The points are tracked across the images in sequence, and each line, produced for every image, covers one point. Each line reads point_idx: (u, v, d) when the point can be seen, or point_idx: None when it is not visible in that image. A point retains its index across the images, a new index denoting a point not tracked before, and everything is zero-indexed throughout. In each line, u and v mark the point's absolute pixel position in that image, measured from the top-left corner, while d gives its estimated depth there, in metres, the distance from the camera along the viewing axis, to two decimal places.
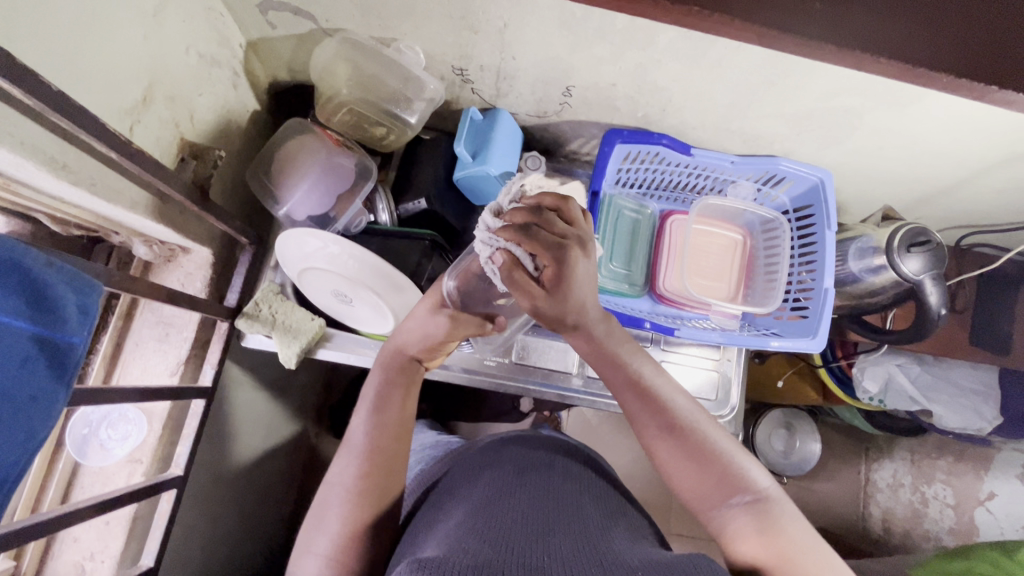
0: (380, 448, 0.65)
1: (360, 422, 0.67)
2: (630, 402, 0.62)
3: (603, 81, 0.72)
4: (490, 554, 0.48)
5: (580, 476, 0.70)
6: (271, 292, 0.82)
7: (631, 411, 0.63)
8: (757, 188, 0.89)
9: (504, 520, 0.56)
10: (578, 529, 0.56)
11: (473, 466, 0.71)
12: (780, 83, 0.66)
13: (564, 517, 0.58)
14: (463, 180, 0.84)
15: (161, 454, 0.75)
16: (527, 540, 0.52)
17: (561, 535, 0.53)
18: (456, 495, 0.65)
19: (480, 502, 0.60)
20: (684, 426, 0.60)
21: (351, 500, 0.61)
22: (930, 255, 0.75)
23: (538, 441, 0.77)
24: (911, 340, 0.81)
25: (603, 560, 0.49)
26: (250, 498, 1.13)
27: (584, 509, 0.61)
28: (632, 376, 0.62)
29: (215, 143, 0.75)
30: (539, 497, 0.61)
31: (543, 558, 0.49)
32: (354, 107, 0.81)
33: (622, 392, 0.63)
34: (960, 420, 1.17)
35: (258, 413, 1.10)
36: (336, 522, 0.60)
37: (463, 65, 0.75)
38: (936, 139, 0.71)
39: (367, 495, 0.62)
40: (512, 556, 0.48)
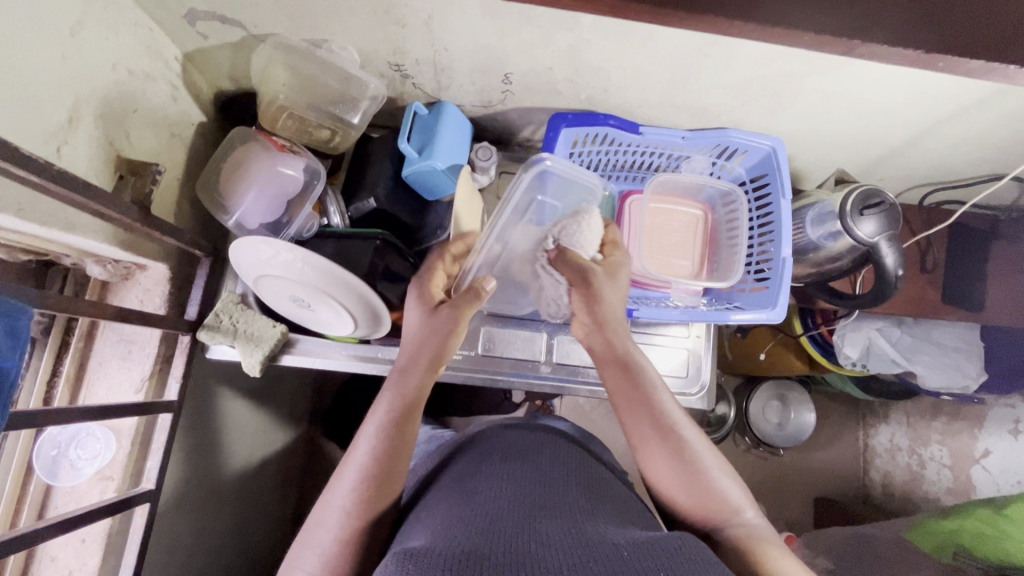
0: (382, 475, 0.61)
1: (365, 442, 0.64)
2: (635, 416, 0.67)
3: (539, 66, 0.72)
4: (476, 541, 0.49)
5: (565, 461, 0.69)
6: (231, 301, 0.83)
7: (636, 428, 0.67)
8: (713, 161, 0.88)
9: (493, 509, 0.56)
10: (564, 510, 0.56)
11: (475, 453, 0.72)
12: (711, 54, 0.65)
13: (548, 501, 0.58)
14: (412, 178, 0.82)
15: (133, 470, 0.76)
16: (513, 524, 0.53)
17: (547, 519, 0.54)
18: (454, 483, 0.65)
19: (471, 494, 0.60)
20: (689, 450, 0.64)
21: (349, 522, 0.59)
22: (884, 216, 0.74)
23: (534, 427, 0.79)
24: (873, 303, 0.80)
25: (591, 540, 0.50)
26: (247, 505, 1.15)
27: (569, 493, 0.61)
28: (642, 394, 0.68)
29: (160, 159, 0.75)
30: (528, 483, 0.61)
31: (530, 542, 0.50)
32: (295, 112, 0.80)
33: (630, 409, 0.68)
34: (942, 380, 1.17)
35: (243, 422, 1.11)
36: (326, 540, 0.58)
37: (398, 61, 0.74)
38: (880, 98, 0.70)
39: (375, 489, 0.61)
40: (501, 545, 0.49)
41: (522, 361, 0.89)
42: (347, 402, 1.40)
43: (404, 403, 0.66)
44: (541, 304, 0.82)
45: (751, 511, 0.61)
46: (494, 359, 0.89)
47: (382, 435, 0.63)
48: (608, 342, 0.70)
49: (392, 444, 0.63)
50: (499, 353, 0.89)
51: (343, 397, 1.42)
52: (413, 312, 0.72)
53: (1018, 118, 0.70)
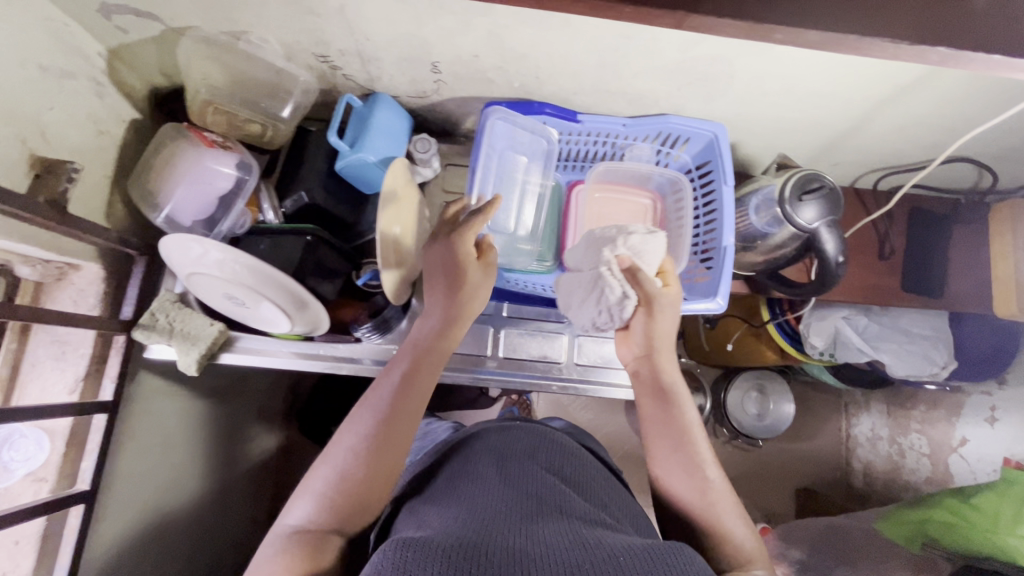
0: (395, 416, 0.62)
1: (388, 386, 0.65)
2: (660, 435, 0.69)
3: (464, 54, 0.70)
4: (471, 540, 0.49)
5: (559, 467, 0.68)
6: (168, 300, 0.82)
7: (662, 458, 0.68)
8: (657, 149, 0.86)
9: (488, 512, 0.56)
10: (558, 513, 0.56)
11: (468, 455, 0.70)
12: (634, 37, 0.63)
13: (544, 503, 0.57)
14: (346, 171, 0.80)
15: (68, 472, 0.76)
16: (513, 526, 0.53)
17: (544, 522, 0.53)
18: (461, 479, 0.64)
19: (469, 498, 0.59)
20: (713, 491, 0.64)
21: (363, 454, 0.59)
22: (824, 200, 0.72)
23: (523, 425, 0.77)
24: (820, 290, 0.78)
25: (585, 543, 0.49)
26: (216, 503, 1.15)
27: (566, 495, 0.60)
28: (672, 416, 0.69)
29: (86, 158, 0.74)
30: (530, 487, 0.60)
31: (527, 543, 0.49)
32: (220, 106, 0.77)
33: (658, 428, 0.70)
34: (910, 368, 1.15)
35: (206, 422, 1.11)
36: (341, 465, 0.59)
37: (323, 52, 0.73)
38: (815, 80, 0.68)
39: (394, 421, 0.62)
40: (497, 545, 0.49)
41: (469, 356, 0.88)
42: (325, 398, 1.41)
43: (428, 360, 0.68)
44: (587, 314, 0.76)
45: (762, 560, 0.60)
46: None
47: (404, 385, 0.65)
48: (656, 370, 0.73)
49: (410, 393, 0.64)
50: None
51: (318, 394, 1.43)
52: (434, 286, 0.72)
53: (958, 96, 0.68)
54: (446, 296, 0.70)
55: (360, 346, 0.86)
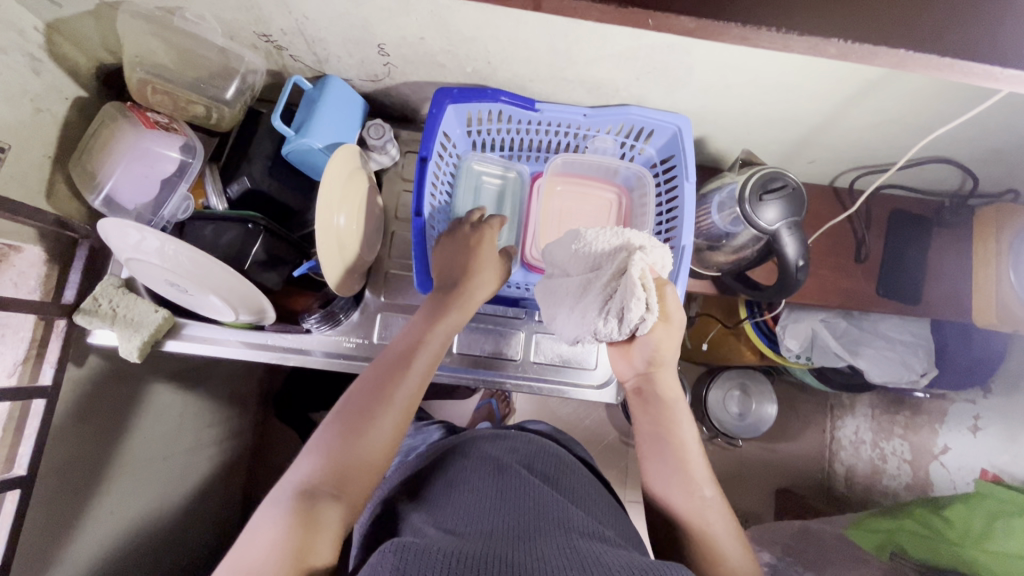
0: (390, 367, 0.64)
1: (386, 349, 0.68)
2: (652, 448, 0.69)
3: (409, 36, 0.66)
4: (474, 552, 0.49)
5: (559, 486, 0.66)
6: (112, 286, 0.80)
7: (655, 469, 0.67)
8: (622, 142, 0.82)
9: (484, 525, 0.56)
10: (554, 527, 0.55)
11: (465, 463, 0.69)
12: (582, 22, 0.59)
13: (542, 518, 0.57)
14: (291, 156, 0.76)
15: (7, 456, 0.75)
16: (513, 541, 0.52)
17: (541, 539, 0.53)
18: (467, 485, 0.64)
19: (467, 509, 0.59)
20: (701, 506, 0.63)
21: (358, 406, 0.61)
22: (785, 201, 0.69)
23: (526, 438, 0.76)
24: (778, 297, 0.75)
25: (582, 558, 0.49)
26: (185, 487, 1.15)
27: (565, 510, 0.59)
28: (666, 428, 0.69)
29: (21, 136, 0.71)
30: (530, 500, 0.60)
31: (526, 557, 0.49)
32: (161, 86, 0.75)
33: (651, 442, 0.70)
34: (888, 374, 1.11)
35: (172, 406, 1.10)
36: (337, 420, 0.60)
37: (264, 31, 0.69)
38: (779, 72, 0.64)
39: (386, 402, 0.61)
40: (495, 558, 0.49)
41: None
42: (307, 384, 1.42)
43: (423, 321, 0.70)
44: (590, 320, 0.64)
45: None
46: None
47: (398, 344, 0.67)
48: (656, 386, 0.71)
49: (405, 347, 0.67)
50: None
51: (297, 381, 1.44)
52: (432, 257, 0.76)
53: (931, 93, 0.63)
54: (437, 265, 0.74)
55: (310, 338, 0.84)
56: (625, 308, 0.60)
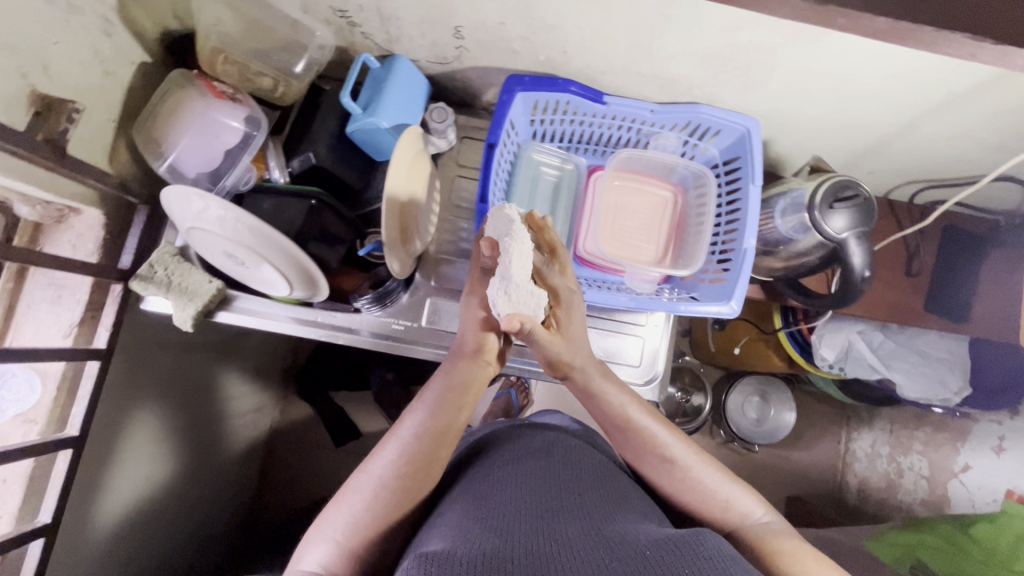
0: (423, 458, 0.62)
1: (414, 421, 0.65)
2: (626, 443, 0.69)
3: (489, 19, 0.66)
4: (496, 542, 0.50)
5: (580, 462, 0.67)
6: (168, 253, 0.80)
7: (631, 456, 0.69)
8: (685, 140, 0.82)
9: (503, 505, 0.56)
10: (580, 511, 0.56)
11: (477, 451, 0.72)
12: (674, 16, 0.58)
13: (563, 501, 0.58)
14: (357, 134, 0.77)
15: (60, 415, 0.76)
16: (535, 526, 0.53)
17: (563, 521, 0.54)
18: (474, 477, 0.65)
19: (480, 492, 0.60)
20: (688, 469, 0.66)
21: (383, 497, 0.59)
22: (855, 211, 0.68)
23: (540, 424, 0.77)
24: (839, 305, 0.75)
25: (610, 541, 0.51)
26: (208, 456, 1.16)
27: (585, 493, 0.60)
28: (620, 417, 0.70)
29: (90, 98, 0.71)
30: (544, 483, 0.60)
31: (552, 544, 0.50)
32: (231, 55, 0.75)
33: (616, 435, 0.70)
34: (923, 390, 1.10)
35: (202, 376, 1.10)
36: (360, 509, 0.58)
37: (341, 6, 0.69)
38: (862, 78, 0.63)
39: (405, 478, 0.60)
40: (519, 544, 0.50)
41: None
42: (333, 364, 1.44)
43: (455, 394, 0.67)
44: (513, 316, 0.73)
45: (762, 512, 0.63)
46: (437, 332, 0.85)
47: (428, 422, 0.64)
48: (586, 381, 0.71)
49: (437, 431, 0.64)
50: (444, 326, 0.85)
51: (321, 359, 1.44)
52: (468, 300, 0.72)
53: (1016, 108, 0.63)
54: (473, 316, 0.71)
55: (359, 318, 0.84)
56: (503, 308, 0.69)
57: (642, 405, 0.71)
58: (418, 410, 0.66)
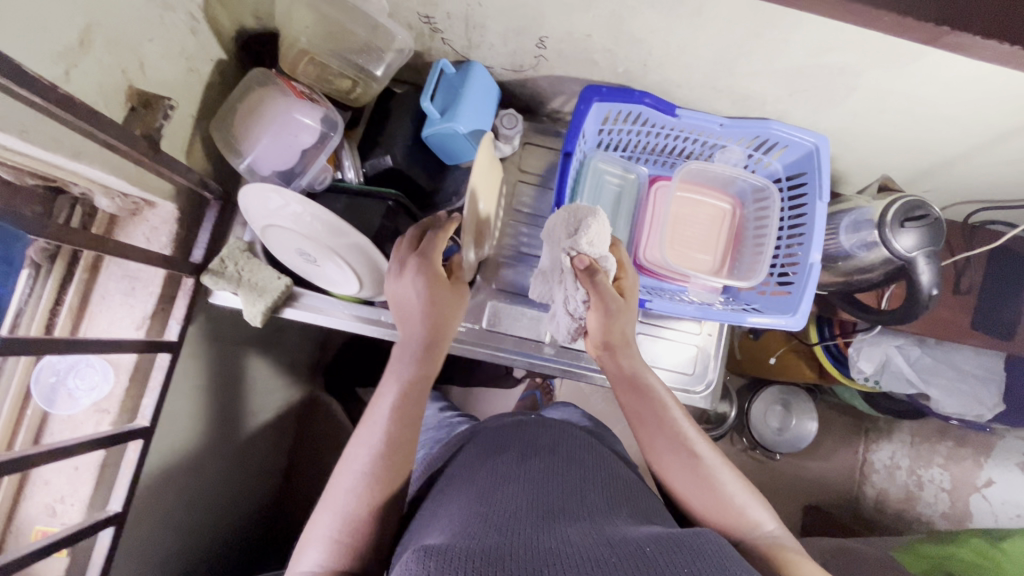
0: (398, 443, 0.62)
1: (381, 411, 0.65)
2: (653, 435, 0.68)
3: (577, 31, 0.67)
4: (497, 539, 0.48)
5: (586, 459, 0.65)
6: (238, 248, 0.81)
7: (656, 447, 0.67)
8: (749, 154, 0.83)
9: (512, 506, 0.54)
10: (581, 511, 0.54)
11: (479, 448, 0.69)
12: (766, 35, 0.60)
13: (564, 503, 0.55)
14: (432, 139, 0.78)
15: (130, 406, 0.77)
16: (536, 525, 0.51)
17: (567, 523, 0.51)
18: (470, 473, 0.63)
19: (489, 490, 0.57)
20: (707, 469, 0.65)
21: (371, 489, 0.59)
22: (925, 231, 0.69)
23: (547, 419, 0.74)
24: (900, 321, 0.77)
25: (609, 540, 0.48)
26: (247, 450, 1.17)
27: (586, 496, 0.58)
28: (658, 410, 0.69)
29: (175, 95, 0.72)
30: (547, 483, 0.58)
31: (553, 540, 0.48)
32: (316, 57, 0.77)
33: (647, 423, 0.69)
34: (958, 406, 1.12)
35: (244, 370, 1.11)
36: (349, 509, 0.58)
37: (429, 12, 0.70)
38: (941, 101, 0.65)
39: (383, 466, 0.60)
40: (524, 542, 0.48)
41: (527, 340, 0.86)
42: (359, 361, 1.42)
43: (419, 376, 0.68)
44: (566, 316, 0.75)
45: (772, 524, 0.62)
46: (496, 335, 0.86)
47: (399, 408, 0.64)
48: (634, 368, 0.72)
49: (407, 417, 0.64)
50: (504, 329, 0.86)
51: (350, 355, 1.44)
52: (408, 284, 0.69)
53: None
54: (421, 294, 0.68)
55: None
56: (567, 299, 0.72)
57: (678, 403, 0.71)
58: (387, 394, 0.66)
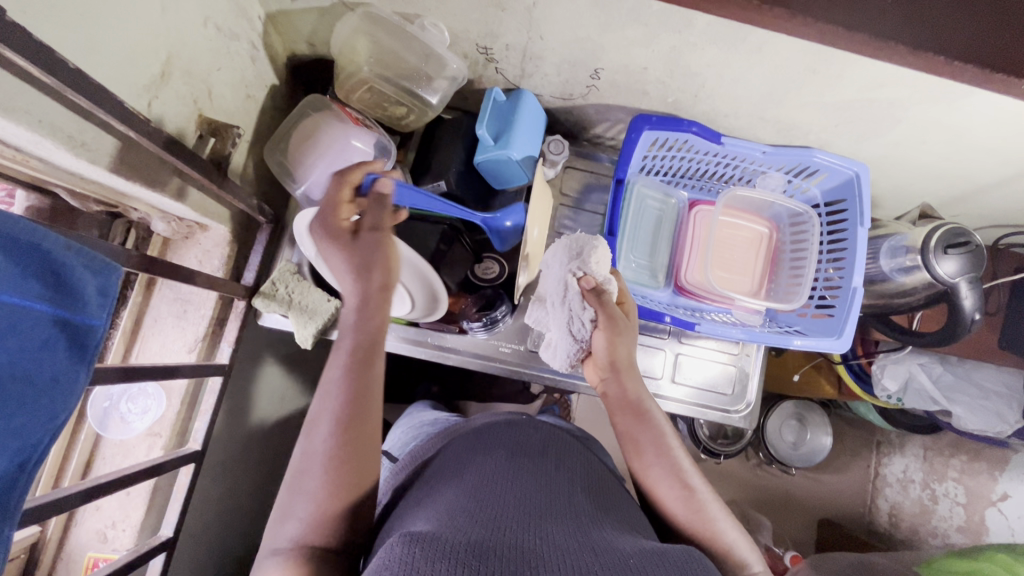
0: (351, 420, 0.57)
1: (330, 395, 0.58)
2: (649, 461, 0.64)
3: (634, 64, 0.69)
4: (482, 533, 0.45)
5: (572, 465, 0.63)
6: (288, 271, 0.82)
7: (648, 469, 0.64)
8: (788, 179, 0.86)
9: (499, 501, 0.51)
10: (569, 515, 0.51)
11: (460, 446, 0.64)
12: (821, 71, 0.62)
13: (555, 504, 0.53)
14: (485, 165, 0.80)
15: (180, 430, 0.77)
16: (522, 522, 0.48)
17: (554, 522, 0.49)
18: (448, 475, 0.59)
19: (472, 485, 0.54)
20: (698, 499, 0.61)
21: (333, 468, 0.54)
22: (967, 257, 0.72)
23: (537, 422, 0.70)
24: (940, 344, 0.79)
25: (596, 547, 0.45)
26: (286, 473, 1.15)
27: (573, 499, 0.55)
28: (655, 435, 0.66)
29: (235, 120, 0.73)
30: (533, 483, 0.55)
31: (537, 542, 0.45)
32: (374, 86, 0.78)
33: (644, 449, 0.65)
34: (980, 423, 1.12)
35: (289, 393, 1.10)
36: (315, 488, 0.54)
37: (487, 44, 0.72)
38: (984, 135, 0.67)
39: (347, 453, 0.55)
40: (507, 539, 0.45)
41: None
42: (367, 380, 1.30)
43: (364, 345, 0.61)
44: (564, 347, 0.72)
45: (759, 566, 0.59)
46: (542, 356, 0.87)
47: (346, 382, 0.59)
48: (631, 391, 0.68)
49: (359, 389, 0.58)
50: None
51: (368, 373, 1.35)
52: (337, 259, 0.65)
53: None
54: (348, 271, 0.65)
55: (466, 340, 0.86)
56: (568, 326, 0.70)
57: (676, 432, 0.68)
58: (335, 367, 0.60)
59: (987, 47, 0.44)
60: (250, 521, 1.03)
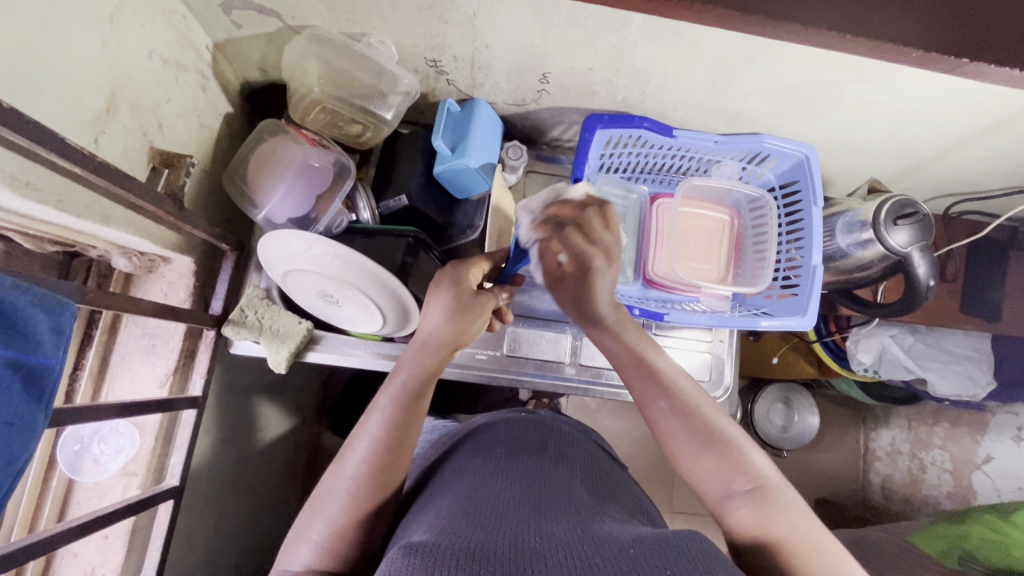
0: (392, 451, 0.56)
1: (370, 426, 0.58)
2: (638, 381, 0.63)
3: (579, 66, 0.71)
4: (482, 537, 0.44)
5: (573, 461, 0.63)
6: (256, 297, 0.81)
7: (641, 392, 0.62)
8: (742, 167, 0.89)
9: (495, 502, 0.51)
10: (565, 508, 0.51)
11: (472, 449, 0.66)
12: (758, 60, 0.64)
13: (553, 499, 0.52)
14: (444, 174, 0.82)
15: (155, 466, 0.76)
16: (520, 520, 0.48)
17: (552, 517, 0.49)
18: (446, 477, 0.60)
19: (470, 488, 0.55)
20: (695, 410, 0.59)
21: (358, 495, 0.54)
22: (917, 226, 0.75)
23: (537, 421, 0.73)
24: (903, 312, 0.81)
25: (594, 538, 0.45)
26: (276, 503, 1.13)
27: (572, 493, 0.55)
28: (633, 351, 0.64)
29: (189, 151, 0.73)
30: (533, 481, 0.56)
31: (535, 540, 0.44)
32: (328, 106, 0.79)
33: (632, 374, 0.63)
34: (955, 387, 1.14)
35: (273, 421, 1.09)
36: (335, 511, 0.53)
37: (436, 56, 0.73)
38: (918, 109, 0.70)
39: (375, 482, 0.55)
40: (504, 538, 0.44)
41: (547, 362, 0.88)
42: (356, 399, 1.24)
43: (419, 383, 0.61)
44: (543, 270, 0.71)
45: (769, 471, 0.56)
46: (518, 359, 0.88)
47: (394, 414, 0.58)
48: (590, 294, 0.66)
49: (404, 422, 0.58)
50: (524, 353, 0.88)
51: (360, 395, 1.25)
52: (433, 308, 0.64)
53: None
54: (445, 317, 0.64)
55: None
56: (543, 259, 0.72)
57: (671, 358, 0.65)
58: (384, 396, 0.60)
59: (918, 22, 0.46)
60: (241, 556, 1.01)
